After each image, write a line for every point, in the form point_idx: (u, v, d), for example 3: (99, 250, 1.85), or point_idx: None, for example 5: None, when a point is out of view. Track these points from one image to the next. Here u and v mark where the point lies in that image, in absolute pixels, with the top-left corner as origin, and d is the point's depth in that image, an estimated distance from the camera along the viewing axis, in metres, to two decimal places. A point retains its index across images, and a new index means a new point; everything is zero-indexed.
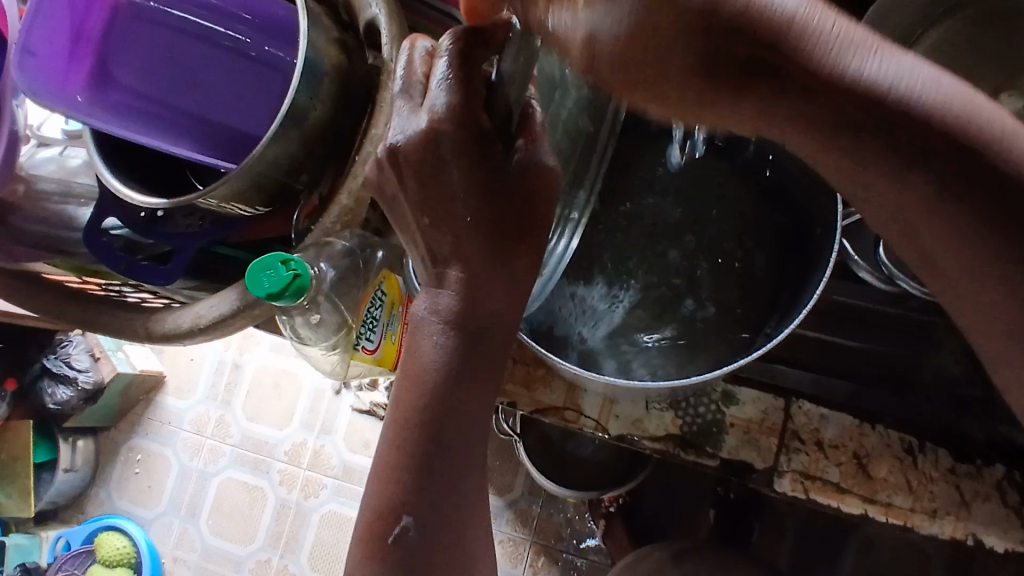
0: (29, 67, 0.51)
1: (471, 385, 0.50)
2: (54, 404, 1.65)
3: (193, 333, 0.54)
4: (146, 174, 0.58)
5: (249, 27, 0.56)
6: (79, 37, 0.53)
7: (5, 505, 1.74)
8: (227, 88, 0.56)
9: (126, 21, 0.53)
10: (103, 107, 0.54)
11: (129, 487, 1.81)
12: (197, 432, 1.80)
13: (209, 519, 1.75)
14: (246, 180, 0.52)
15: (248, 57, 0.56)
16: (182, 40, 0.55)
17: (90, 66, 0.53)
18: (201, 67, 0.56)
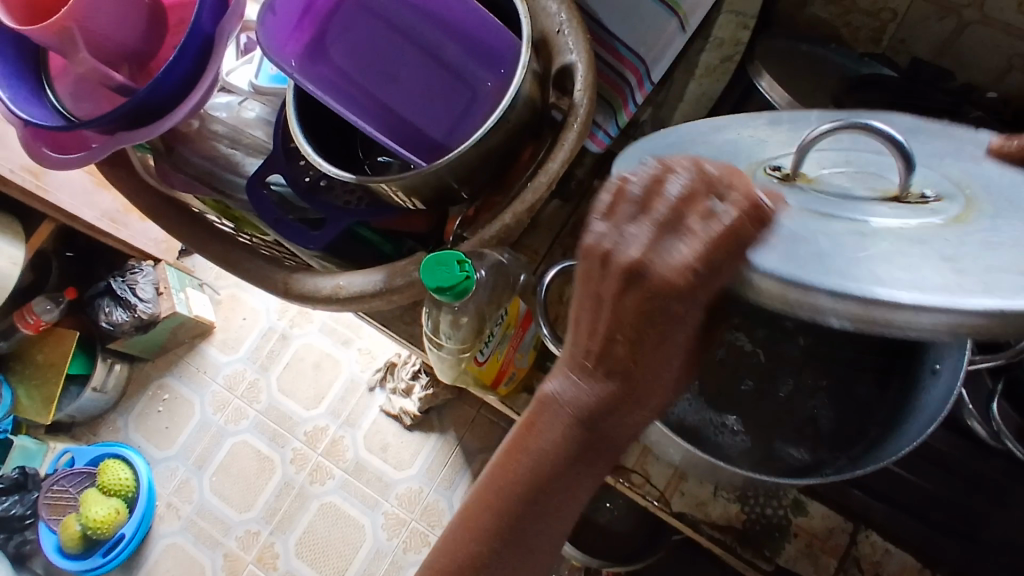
0: (267, 22, 0.54)
1: (572, 482, 0.43)
2: (107, 323, 1.70)
3: (330, 300, 0.57)
4: (324, 139, 0.62)
5: (461, 44, 0.58)
6: (308, 8, 0.56)
7: (26, 406, 1.76)
8: (423, 92, 0.58)
9: (353, 7, 0.56)
10: (310, 75, 0.56)
11: (148, 423, 1.85)
12: (228, 389, 1.83)
13: (213, 476, 1.77)
14: (420, 180, 0.54)
15: (451, 72, 0.58)
16: (394, 37, 0.57)
17: (308, 36, 0.57)
18: (404, 66, 0.58)
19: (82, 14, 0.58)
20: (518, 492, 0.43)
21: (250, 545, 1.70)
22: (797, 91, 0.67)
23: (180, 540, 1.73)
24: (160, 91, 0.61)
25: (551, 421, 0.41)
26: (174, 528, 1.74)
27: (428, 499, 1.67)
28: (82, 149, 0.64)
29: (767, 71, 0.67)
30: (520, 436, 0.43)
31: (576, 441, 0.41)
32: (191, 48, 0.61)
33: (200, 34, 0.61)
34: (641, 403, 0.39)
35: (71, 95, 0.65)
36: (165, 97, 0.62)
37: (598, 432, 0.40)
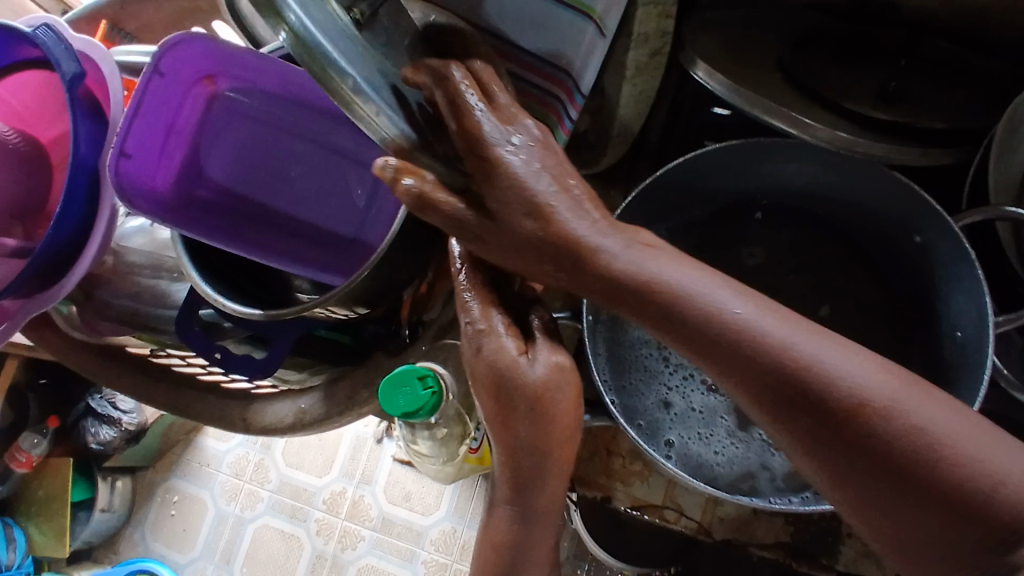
0: (123, 167, 0.47)
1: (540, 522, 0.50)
2: (97, 443, 1.64)
3: (295, 428, 0.51)
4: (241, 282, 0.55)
5: (349, 127, 0.56)
6: (171, 131, 0.51)
7: (39, 544, 1.67)
8: (319, 188, 0.55)
9: (220, 116, 0.52)
10: (191, 204, 0.51)
11: (164, 530, 1.73)
12: (237, 475, 1.71)
13: (243, 570, 1.66)
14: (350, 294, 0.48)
15: (345, 159, 0.55)
16: (276, 139, 0.54)
17: (179, 161, 0.51)
18: (293, 164, 0.55)
19: None
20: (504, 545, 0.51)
21: None
22: (736, 72, 0.61)
23: None
24: (58, 240, 0.54)
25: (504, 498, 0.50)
26: None
27: (465, 537, 1.59)
28: None
29: (699, 56, 0.60)
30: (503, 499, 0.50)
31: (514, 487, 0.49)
32: (79, 188, 0.54)
33: (85, 169, 0.54)
34: (552, 444, 0.46)
35: None
36: (64, 248, 0.55)
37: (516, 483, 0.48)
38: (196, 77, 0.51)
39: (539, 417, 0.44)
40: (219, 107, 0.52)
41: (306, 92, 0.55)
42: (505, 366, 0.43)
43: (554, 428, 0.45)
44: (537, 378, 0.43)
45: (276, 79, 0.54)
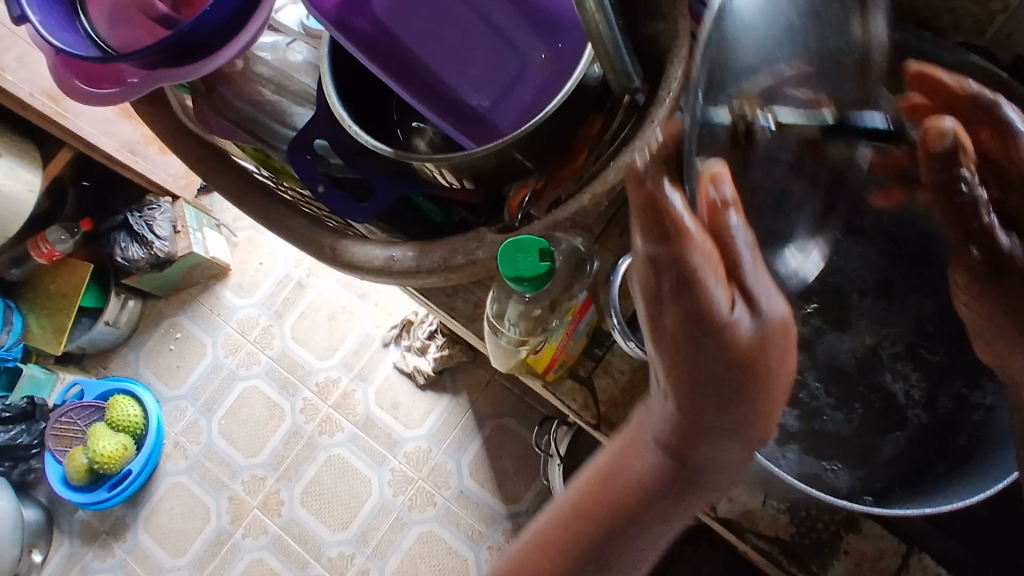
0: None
1: (719, 466, 0.42)
2: (123, 259, 1.64)
3: (382, 271, 0.53)
4: (362, 102, 0.60)
5: (512, 7, 0.53)
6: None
7: (37, 335, 1.70)
8: (468, 56, 0.54)
9: None
10: (351, 26, 0.52)
11: (158, 361, 1.79)
12: (241, 333, 1.78)
13: (223, 419, 1.72)
14: (459, 165, 0.52)
15: (498, 37, 0.54)
16: None
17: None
18: (449, 24, 0.53)
19: None
20: (616, 519, 0.43)
21: (255, 490, 1.65)
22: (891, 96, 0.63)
23: (186, 479, 1.69)
24: (207, 28, 0.54)
25: (658, 447, 0.43)
26: (180, 467, 1.70)
27: (436, 460, 1.61)
28: (116, 85, 0.58)
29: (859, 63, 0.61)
30: (619, 451, 0.45)
31: (669, 471, 0.42)
32: None
33: None
34: (742, 432, 0.40)
35: (106, 22, 0.60)
36: (209, 35, 0.55)
37: (686, 450, 0.41)
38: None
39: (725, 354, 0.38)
40: None
41: None
42: (701, 296, 0.37)
43: (744, 365, 0.39)
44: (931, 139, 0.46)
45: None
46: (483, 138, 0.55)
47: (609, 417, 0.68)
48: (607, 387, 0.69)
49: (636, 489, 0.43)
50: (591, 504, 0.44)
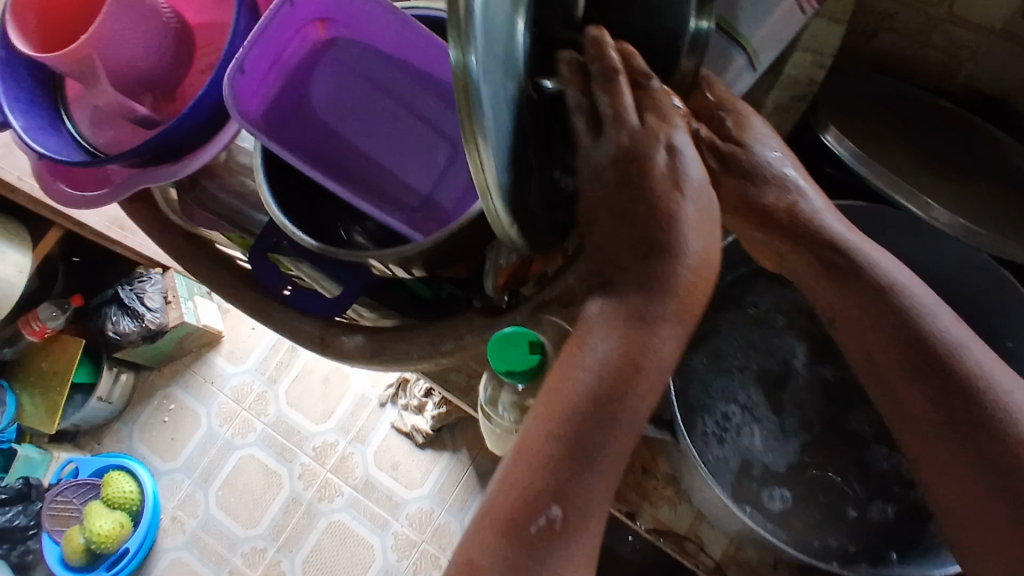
0: (235, 82, 0.50)
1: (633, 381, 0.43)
2: (115, 332, 1.64)
3: (373, 359, 0.52)
4: (301, 207, 0.58)
5: (439, 97, 0.55)
6: (275, 63, 0.53)
7: (29, 414, 1.67)
8: (398, 149, 0.55)
9: (324, 57, 0.55)
10: (280, 134, 0.53)
11: (152, 434, 1.76)
12: (235, 400, 1.76)
13: (219, 490, 1.69)
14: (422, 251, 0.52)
15: (425, 126, 0.56)
16: (369, 92, 0.55)
17: (272, 90, 0.53)
18: (376, 121, 0.55)
19: (100, 40, 0.53)
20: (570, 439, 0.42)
21: (256, 563, 1.61)
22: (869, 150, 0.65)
23: (183, 554, 1.64)
24: (188, 125, 0.55)
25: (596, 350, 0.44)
26: (178, 543, 1.65)
27: (439, 520, 1.58)
28: (102, 187, 0.58)
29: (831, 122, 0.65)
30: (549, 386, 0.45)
31: (591, 398, 0.43)
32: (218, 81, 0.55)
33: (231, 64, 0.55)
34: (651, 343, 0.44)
35: (89, 125, 0.61)
36: (189, 131, 0.55)
37: (606, 388, 0.43)
38: (310, 18, 0.53)
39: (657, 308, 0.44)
40: (324, 48, 0.55)
41: (407, 51, 0.55)
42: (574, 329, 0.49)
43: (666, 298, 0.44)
44: (785, 214, 0.49)
45: (390, 39, 0.55)
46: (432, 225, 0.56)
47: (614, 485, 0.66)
48: None
49: (554, 411, 0.43)
50: (541, 432, 0.42)
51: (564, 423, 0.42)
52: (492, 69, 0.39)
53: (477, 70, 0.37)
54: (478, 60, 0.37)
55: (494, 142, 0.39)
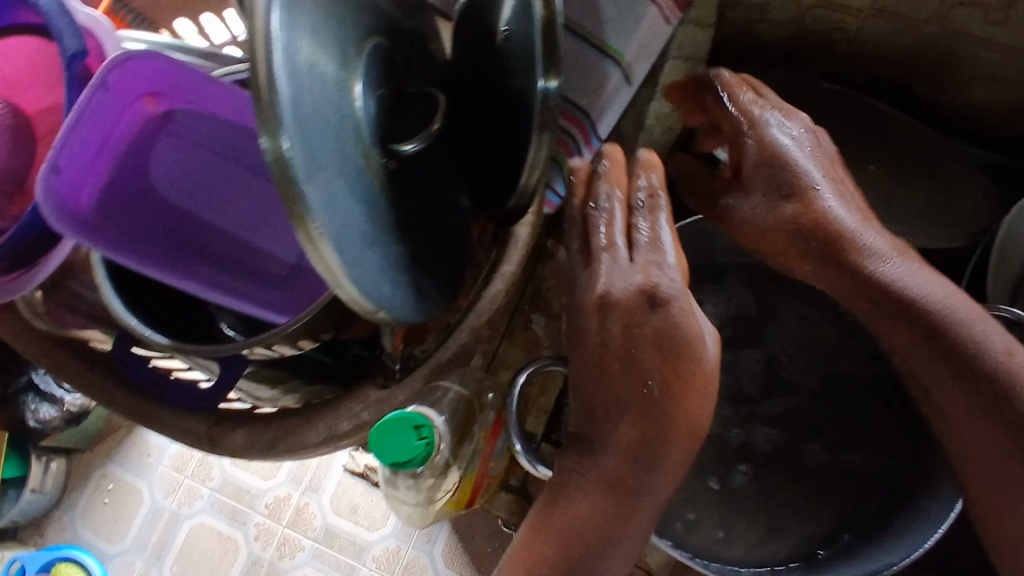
0: (53, 185, 0.43)
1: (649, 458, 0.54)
2: (34, 422, 1.37)
3: (268, 451, 0.49)
4: (156, 299, 0.53)
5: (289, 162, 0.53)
6: (103, 147, 0.47)
7: None
8: (258, 219, 0.53)
9: (161, 136, 0.50)
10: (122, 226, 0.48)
11: (93, 518, 1.49)
12: (177, 468, 1.49)
13: (172, 565, 1.45)
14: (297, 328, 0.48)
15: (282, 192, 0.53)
16: (217, 166, 0.52)
17: (105, 177, 0.47)
18: (231, 195, 0.53)
19: None
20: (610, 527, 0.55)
21: None
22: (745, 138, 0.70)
23: None
24: (38, 231, 0.50)
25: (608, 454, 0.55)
26: None
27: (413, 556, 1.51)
28: None
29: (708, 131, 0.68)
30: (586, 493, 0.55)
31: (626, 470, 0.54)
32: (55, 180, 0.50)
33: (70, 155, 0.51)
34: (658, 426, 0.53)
35: None
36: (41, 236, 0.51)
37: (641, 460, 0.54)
38: (136, 96, 0.47)
39: (673, 409, 0.53)
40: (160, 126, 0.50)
41: (250, 118, 0.53)
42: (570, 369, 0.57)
43: (669, 376, 0.53)
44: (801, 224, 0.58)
45: (234, 107, 0.52)
46: (304, 294, 0.54)
47: None
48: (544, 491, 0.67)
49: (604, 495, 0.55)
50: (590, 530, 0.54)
51: (570, 446, 0.57)
52: (323, 144, 0.37)
53: (304, 150, 0.35)
54: (308, 139, 0.35)
55: (332, 221, 0.37)
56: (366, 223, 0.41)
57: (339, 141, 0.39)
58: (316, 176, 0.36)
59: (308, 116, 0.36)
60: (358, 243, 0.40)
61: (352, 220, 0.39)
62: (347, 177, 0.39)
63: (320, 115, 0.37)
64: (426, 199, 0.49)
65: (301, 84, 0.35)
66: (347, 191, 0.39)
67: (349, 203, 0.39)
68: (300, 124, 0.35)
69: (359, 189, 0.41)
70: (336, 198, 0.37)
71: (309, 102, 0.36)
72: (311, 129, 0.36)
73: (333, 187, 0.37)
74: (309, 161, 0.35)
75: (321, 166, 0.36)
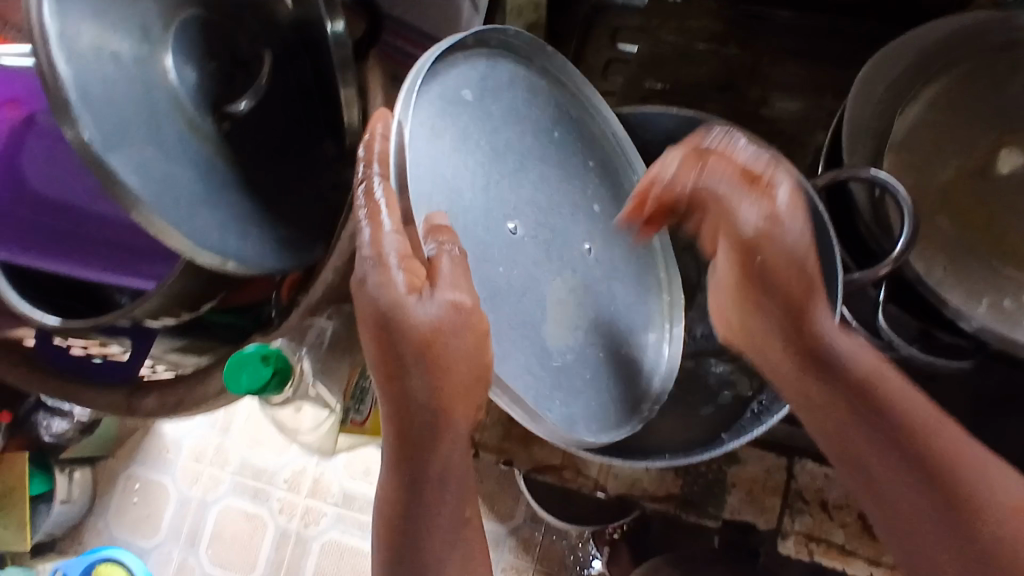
0: None
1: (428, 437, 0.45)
2: (51, 436, 1.48)
3: (175, 409, 0.53)
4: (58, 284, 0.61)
5: None
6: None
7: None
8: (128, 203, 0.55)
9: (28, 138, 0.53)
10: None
11: (128, 517, 1.57)
12: (195, 459, 1.57)
13: (209, 548, 1.51)
14: (168, 298, 0.50)
15: None
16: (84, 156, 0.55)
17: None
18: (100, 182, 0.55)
19: None
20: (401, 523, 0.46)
21: None
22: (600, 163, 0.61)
23: None
24: None
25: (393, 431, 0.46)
26: None
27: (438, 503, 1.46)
28: None
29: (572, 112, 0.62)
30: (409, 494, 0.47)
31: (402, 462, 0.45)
32: None
33: None
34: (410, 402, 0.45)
35: None
36: None
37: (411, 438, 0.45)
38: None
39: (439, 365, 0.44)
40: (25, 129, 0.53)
41: None
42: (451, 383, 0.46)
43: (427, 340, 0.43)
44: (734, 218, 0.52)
45: None
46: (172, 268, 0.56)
47: (487, 442, 0.67)
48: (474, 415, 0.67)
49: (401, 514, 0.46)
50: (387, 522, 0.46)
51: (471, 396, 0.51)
52: (128, 124, 0.40)
53: (106, 131, 0.38)
54: (109, 122, 0.39)
55: (153, 189, 0.41)
56: (199, 186, 0.44)
57: (153, 116, 0.42)
58: (123, 146, 0.39)
59: (106, 97, 0.39)
60: (190, 208, 0.43)
61: (178, 186, 0.42)
62: (165, 148, 0.42)
63: (121, 95, 0.40)
64: (275, 152, 0.51)
65: (93, 69, 0.38)
66: (168, 159, 0.42)
67: (174, 174, 0.42)
68: (96, 108, 0.38)
69: (188, 157, 0.44)
70: (153, 170, 0.41)
71: (100, 83, 0.39)
72: (111, 109, 0.39)
73: (148, 159, 0.41)
74: (110, 137, 0.39)
75: (130, 144, 0.40)
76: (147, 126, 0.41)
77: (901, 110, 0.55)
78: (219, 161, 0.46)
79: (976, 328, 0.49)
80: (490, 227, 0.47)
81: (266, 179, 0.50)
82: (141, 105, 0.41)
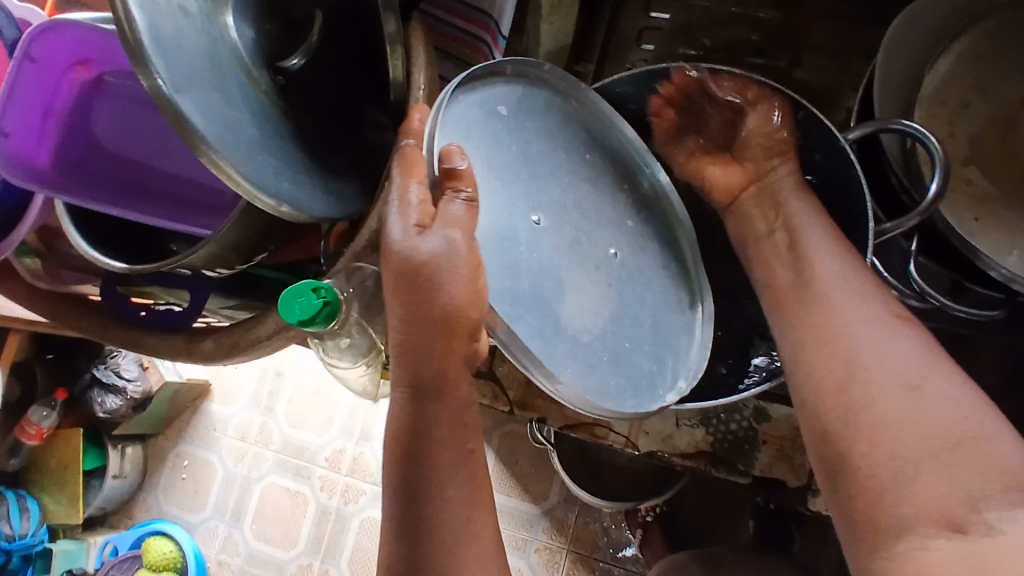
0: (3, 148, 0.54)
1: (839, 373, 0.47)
2: (105, 412, 1.50)
3: (229, 352, 0.57)
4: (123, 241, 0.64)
5: None
6: (48, 114, 0.57)
7: (57, 511, 1.54)
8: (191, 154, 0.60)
9: (99, 96, 0.59)
10: (73, 175, 0.58)
11: (175, 493, 1.64)
12: (240, 438, 1.62)
13: (253, 524, 1.57)
14: (221, 246, 0.54)
15: None
16: (149, 114, 0.60)
17: (56, 139, 0.58)
18: (164, 138, 0.60)
19: None
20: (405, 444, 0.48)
21: None
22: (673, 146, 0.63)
23: None
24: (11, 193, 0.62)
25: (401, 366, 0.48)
26: None
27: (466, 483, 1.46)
28: None
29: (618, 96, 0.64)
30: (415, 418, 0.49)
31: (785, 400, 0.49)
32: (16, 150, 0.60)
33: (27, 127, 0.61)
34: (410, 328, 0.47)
35: None
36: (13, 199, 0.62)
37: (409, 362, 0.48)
38: (68, 64, 0.56)
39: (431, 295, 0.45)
40: (95, 88, 0.58)
41: None
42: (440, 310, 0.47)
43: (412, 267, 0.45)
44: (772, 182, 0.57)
45: None
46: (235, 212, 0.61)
47: (520, 399, 0.69)
48: (509, 372, 0.70)
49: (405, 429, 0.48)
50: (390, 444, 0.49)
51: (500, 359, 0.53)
52: (194, 69, 0.44)
53: (176, 74, 0.42)
54: (179, 67, 0.42)
55: (218, 129, 0.44)
56: (257, 131, 0.47)
57: (215, 66, 0.46)
58: (190, 88, 0.43)
59: (175, 44, 0.43)
60: (249, 149, 0.46)
61: (240, 129, 0.46)
62: (227, 95, 0.46)
63: (187, 44, 0.44)
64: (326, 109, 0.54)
65: (162, 19, 0.42)
66: (229, 105, 0.46)
67: (234, 118, 0.46)
68: (167, 53, 0.42)
69: (247, 104, 0.47)
70: (217, 112, 0.44)
71: (170, 34, 0.43)
72: (180, 55, 0.43)
73: (211, 103, 0.44)
74: (179, 80, 0.42)
75: (197, 89, 0.43)
76: (210, 73, 0.45)
77: (933, 65, 0.63)
78: (275, 112, 0.50)
79: (1007, 276, 0.50)
80: (512, 221, 0.50)
81: (316, 133, 0.53)
82: (204, 54, 0.45)
